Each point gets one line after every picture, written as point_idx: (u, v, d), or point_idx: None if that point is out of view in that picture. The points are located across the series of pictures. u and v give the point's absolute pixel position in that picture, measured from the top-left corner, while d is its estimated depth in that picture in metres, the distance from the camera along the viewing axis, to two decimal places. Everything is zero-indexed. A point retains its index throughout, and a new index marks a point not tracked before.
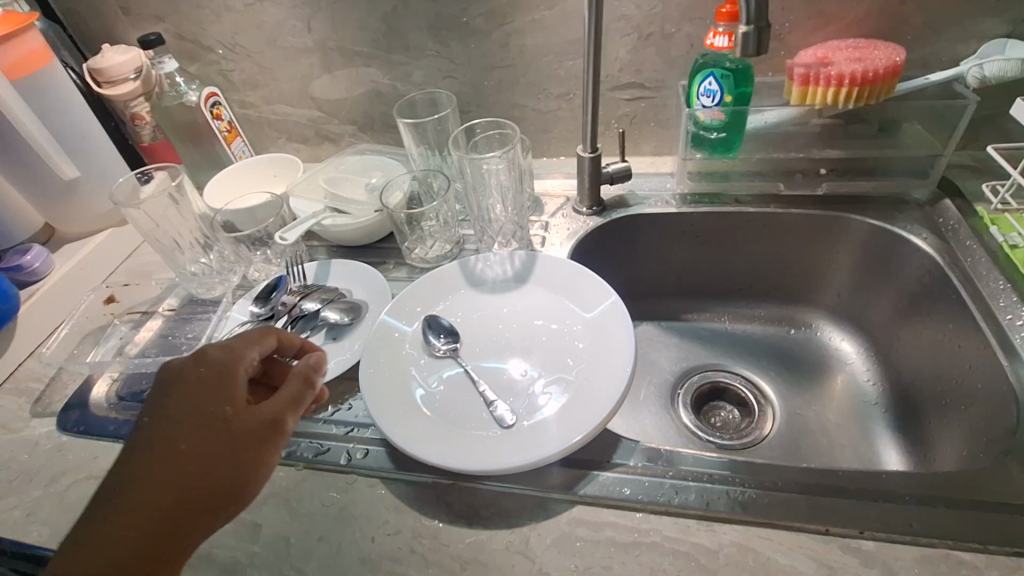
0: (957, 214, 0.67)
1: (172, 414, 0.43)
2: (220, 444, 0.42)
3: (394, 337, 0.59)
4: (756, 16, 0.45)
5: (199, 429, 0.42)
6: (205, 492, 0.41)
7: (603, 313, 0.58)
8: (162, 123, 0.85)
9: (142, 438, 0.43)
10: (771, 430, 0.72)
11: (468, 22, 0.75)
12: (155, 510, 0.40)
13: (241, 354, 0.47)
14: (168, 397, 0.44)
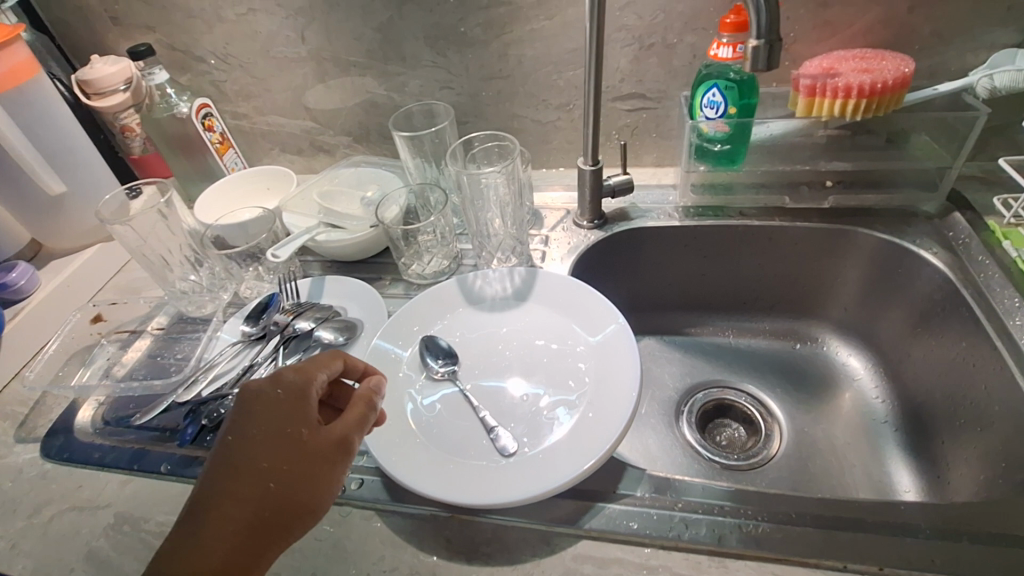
0: (968, 228, 0.65)
1: (243, 433, 0.41)
2: (298, 469, 0.41)
3: (389, 359, 0.57)
4: (767, 31, 0.43)
5: (277, 452, 0.41)
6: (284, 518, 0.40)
7: (608, 333, 0.56)
8: (153, 136, 0.83)
9: (219, 457, 0.41)
10: (778, 449, 0.70)
11: (465, 32, 0.73)
12: (235, 538, 0.38)
13: (309, 371, 0.45)
14: (242, 419, 0.42)
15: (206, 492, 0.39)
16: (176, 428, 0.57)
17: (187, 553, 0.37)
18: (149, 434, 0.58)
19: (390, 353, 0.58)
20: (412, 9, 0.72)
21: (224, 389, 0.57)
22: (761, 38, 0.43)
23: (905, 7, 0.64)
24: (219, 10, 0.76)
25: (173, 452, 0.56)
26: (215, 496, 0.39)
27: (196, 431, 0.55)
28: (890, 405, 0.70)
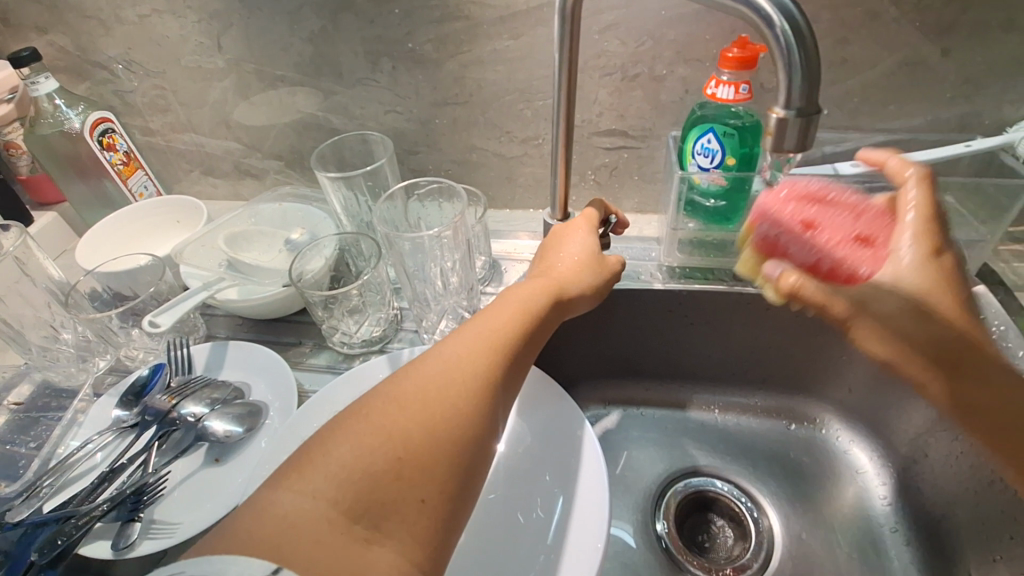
0: (1002, 311, 0.55)
1: (472, 344, 0.37)
2: (487, 354, 0.37)
3: None
4: (803, 100, 0.30)
5: (486, 347, 0.37)
6: (434, 430, 0.32)
7: (573, 448, 0.47)
8: (37, 154, 0.68)
9: (443, 353, 0.36)
10: (773, 560, 0.58)
11: (414, 49, 0.61)
12: (397, 424, 0.32)
13: (537, 294, 0.43)
14: (472, 334, 0.38)
15: (397, 390, 0.34)
16: None
17: (366, 451, 0.30)
18: None
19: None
20: (349, 18, 0.59)
21: (71, 506, 0.44)
22: (793, 109, 0.30)
23: (938, 47, 0.53)
24: (118, 10, 0.63)
25: None
26: (406, 390, 0.34)
27: (23, 568, 0.40)
28: (899, 511, 0.59)
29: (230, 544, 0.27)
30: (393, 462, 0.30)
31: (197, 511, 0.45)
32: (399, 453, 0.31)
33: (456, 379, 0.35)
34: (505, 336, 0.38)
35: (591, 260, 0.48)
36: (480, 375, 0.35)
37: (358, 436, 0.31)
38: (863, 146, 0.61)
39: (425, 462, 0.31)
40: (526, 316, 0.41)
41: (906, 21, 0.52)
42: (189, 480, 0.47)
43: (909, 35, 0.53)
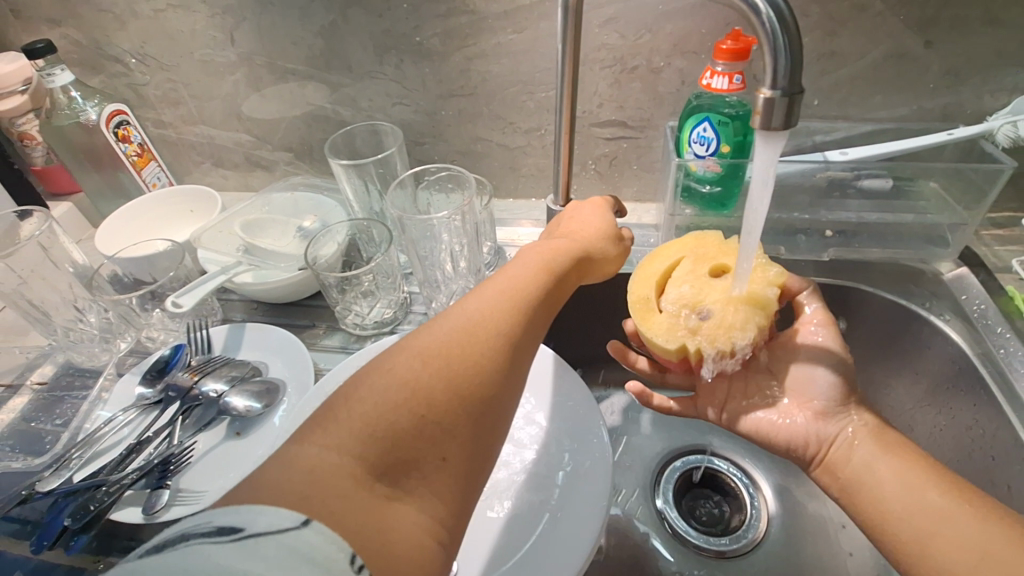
0: (982, 291, 0.58)
1: (493, 300, 0.37)
2: (509, 311, 0.37)
3: None
4: (787, 80, 0.32)
5: (508, 304, 0.37)
6: (459, 383, 0.32)
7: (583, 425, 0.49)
8: (54, 145, 0.70)
9: (466, 309, 0.36)
10: (765, 532, 0.61)
11: (422, 43, 0.63)
12: (422, 377, 0.31)
13: (558, 255, 0.44)
14: (495, 291, 0.38)
15: (421, 345, 0.33)
16: (38, 524, 0.47)
17: (391, 404, 0.30)
18: (12, 527, 0.48)
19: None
20: (359, 12, 0.61)
21: (101, 476, 0.46)
22: (779, 89, 0.32)
23: (921, 40, 0.56)
24: (134, 5, 0.65)
25: (28, 558, 0.46)
26: (430, 345, 0.33)
27: (57, 531, 0.42)
28: None
29: (247, 493, 0.26)
30: (416, 417, 0.30)
31: (220, 480, 0.47)
32: (422, 408, 0.31)
33: (479, 334, 0.34)
34: (526, 291, 0.39)
35: (609, 229, 0.50)
36: (500, 332, 0.35)
37: (382, 389, 0.31)
38: (851, 136, 0.64)
39: (447, 416, 0.31)
40: (549, 274, 0.41)
41: (890, 15, 0.55)
42: (211, 452, 0.49)
43: (893, 28, 0.56)
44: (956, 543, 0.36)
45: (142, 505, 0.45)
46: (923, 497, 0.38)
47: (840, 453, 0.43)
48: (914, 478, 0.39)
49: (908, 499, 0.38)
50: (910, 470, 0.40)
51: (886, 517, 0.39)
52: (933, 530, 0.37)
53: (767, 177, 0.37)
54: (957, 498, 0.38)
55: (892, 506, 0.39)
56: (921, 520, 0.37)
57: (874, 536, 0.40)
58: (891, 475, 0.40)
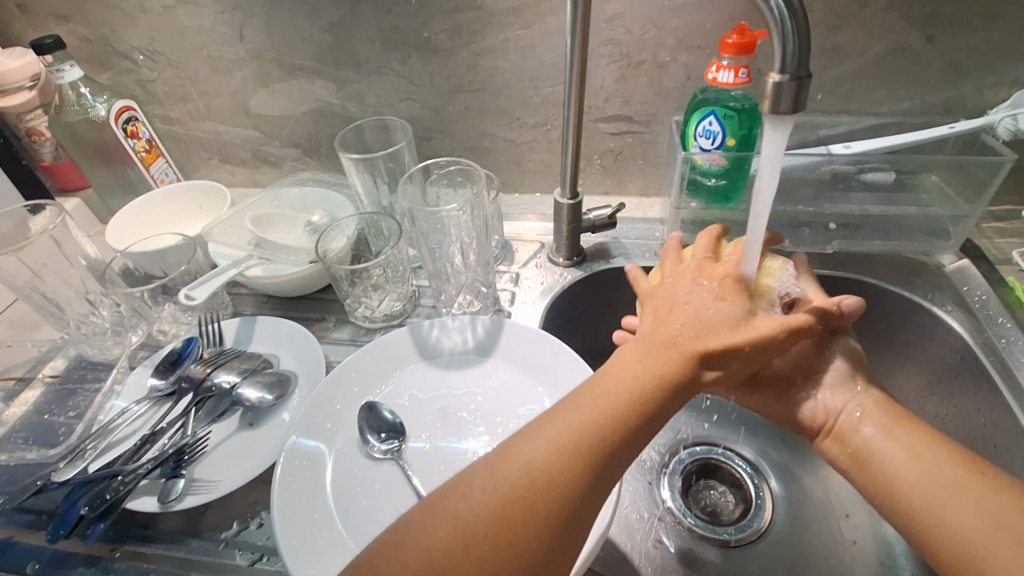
0: (984, 283, 0.59)
1: (572, 434, 0.35)
2: (582, 448, 0.35)
3: (313, 458, 0.47)
4: (795, 64, 0.33)
5: (584, 441, 0.35)
6: (522, 535, 0.33)
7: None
8: (62, 141, 0.71)
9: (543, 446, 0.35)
10: (770, 521, 0.62)
11: (429, 39, 0.64)
12: (484, 529, 0.33)
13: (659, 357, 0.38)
14: (575, 420, 0.36)
15: (490, 491, 0.34)
16: (54, 513, 0.48)
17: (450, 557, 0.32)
18: (27, 517, 0.48)
19: (311, 444, 0.47)
20: (367, 8, 0.62)
21: (116, 466, 0.46)
22: (787, 73, 0.33)
23: (924, 34, 0.57)
24: (143, 1, 0.66)
25: (46, 546, 0.46)
26: (499, 492, 0.34)
27: (74, 520, 0.43)
28: None
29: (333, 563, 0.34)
30: (496, 549, 0.33)
31: (234, 469, 0.47)
32: (499, 547, 0.33)
33: (546, 482, 0.34)
34: (625, 418, 0.36)
35: (738, 320, 0.40)
36: (569, 479, 0.34)
37: (462, 526, 0.33)
38: (854, 129, 0.64)
39: (530, 554, 0.33)
40: (642, 394, 0.36)
41: (894, 10, 0.56)
42: (225, 442, 0.50)
43: (897, 22, 0.56)
44: (964, 511, 0.36)
45: (158, 494, 0.45)
46: (932, 467, 0.38)
47: (848, 426, 0.43)
48: (925, 448, 0.39)
49: (918, 468, 0.39)
50: (920, 442, 0.40)
51: (895, 486, 0.39)
52: (942, 497, 0.37)
53: (774, 170, 0.38)
54: (969, 469, 0.38)
55: (903, 474, 0.39)
56: (929, 488, 0.38)
57: (884, 509, 0.40)
58: (900, 446, 0.40)
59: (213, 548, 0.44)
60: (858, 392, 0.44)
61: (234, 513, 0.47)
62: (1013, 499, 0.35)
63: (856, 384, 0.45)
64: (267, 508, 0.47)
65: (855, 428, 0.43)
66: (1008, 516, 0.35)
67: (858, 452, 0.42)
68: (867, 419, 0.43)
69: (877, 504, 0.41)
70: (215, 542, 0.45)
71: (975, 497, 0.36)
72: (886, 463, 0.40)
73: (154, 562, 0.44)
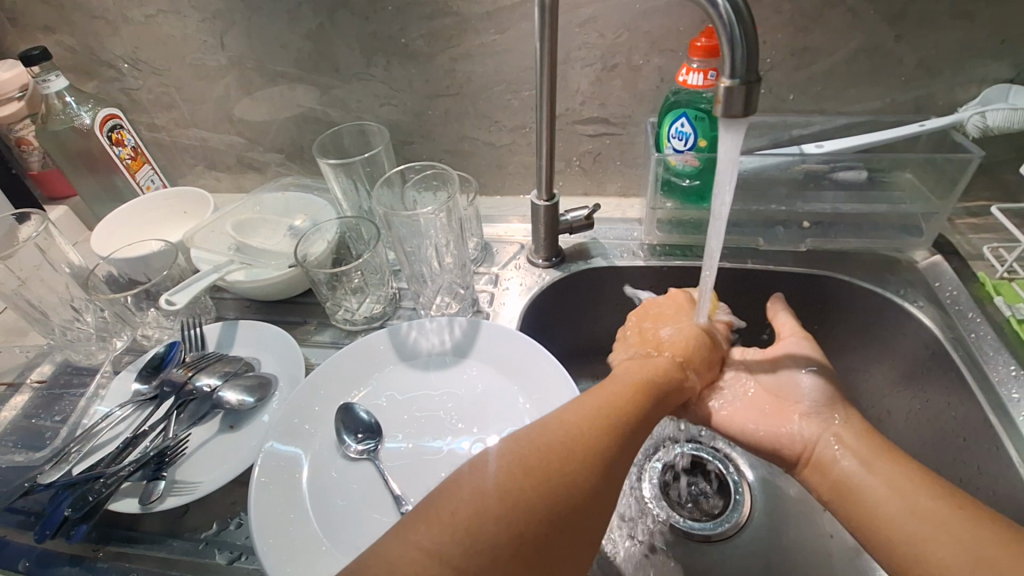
0: (956, 278, 0.60)
1: (601, 403, 0.41)
2: (608, 413, 0.40)
3: (288, 460, 0.47)
4: (744, 69, 0.34)
5: (610, 409, 0.40)
6: (557, 469, 0.35)
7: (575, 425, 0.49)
8: (50, 150, 0.72)
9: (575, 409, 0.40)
10: (748, 515, 0.62)
11: (407, 44, 0.64)
12: (525, 461, 0.36)
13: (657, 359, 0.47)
14: (601, 394, 0.42)
15: (531, 435, 0.38)
16: (41, 514, 0.49)
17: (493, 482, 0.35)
18: (15, 518, 0.50)
19: (289, 446, 0.48)
20: (345, 15, 0.63)
21: (99, 468, 0.48)
22: (736, 78, 0.34)
23: (892, 33, 0.57)
24: (126, 11, 0.67)
25: (35, 545, 0.47)
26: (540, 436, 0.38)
27: (58, 521, 0.44)
28: None
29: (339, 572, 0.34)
30: (540, 481, 0.35)
31: (214, 471, 0.48)
32: (550, 473, 0.35)
33: (579, 433, 0.38)
34: (643, 390, 0.43)
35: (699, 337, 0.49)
36: (597, 434, 0.38)
37: (507, 471, 0.35)
38: (828, 128, 0.65)
39: (561, 492, 0.35)
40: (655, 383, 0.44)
41: (861, 10, 0.56)
42: (206, 444, 0.51)
43: (865, 22, 0.57)
44: (945, 549, 0.35)
45: (140, 496, 0.46)
46: (913, 501, 0.38)
47: (827, 454, 0.43)
48: (906, 481, 0.39)
49: (900, 502, 0.38)
50: (900, 475, 0.39)
51: (877, 523, 0.38)
52: (924, 533, 0.36)
53: (731, 166, 0.39)
54: (951, 503, 0.37)
55: (883, 510, 0.38)
56: (912, 523, 0.37)
57: (867, 541, 0.39)
58: (881, 479, 0.39)
59: (195, 547, 0.45)
60: (837, 422, 0.44)
61: (214, 514, 0.48)
62: (996, 535, 0.34)
63: (833, 412, 0.45)
64: (246, 509, 0.48)
65: (836, 455, 0.42)
66: (991, 554, 0.34)
67: (840, 483, 0.41)
68: (846, 449, 0.42)
69: (861, 538, 0.40)
70: (196, 542, 0.46)
71: (957, 534, 0.35)
72: (869, 496, 0.39)
73: (136, 562, 0.45)
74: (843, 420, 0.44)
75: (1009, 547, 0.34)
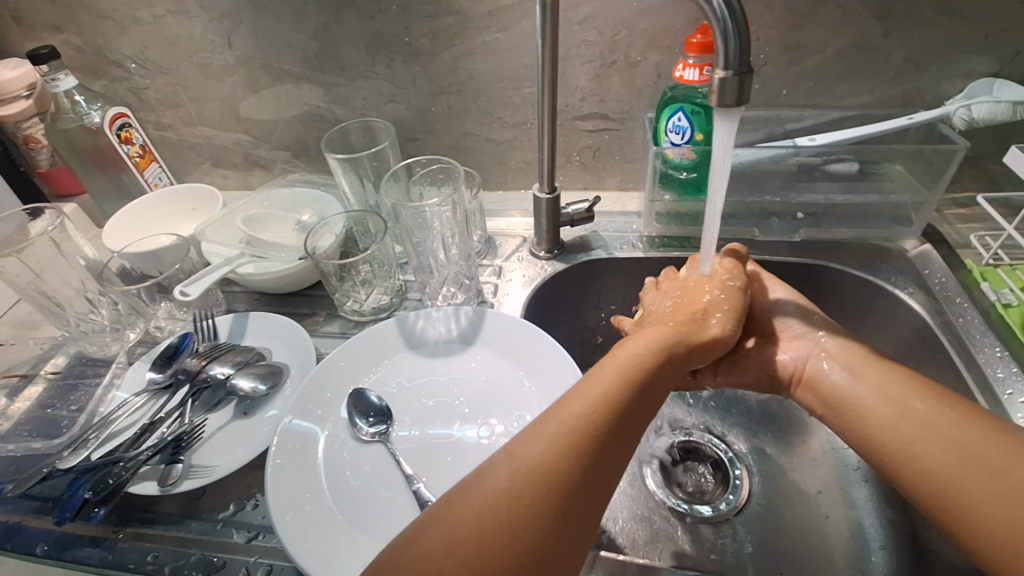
0: (944, 266, 0.62)
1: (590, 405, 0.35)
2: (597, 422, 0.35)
3: (303, 440, 0.49)
4: (737, 61, 0.36)
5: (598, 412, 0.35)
6: (537, 501, 0.32)
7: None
8: (59, 148, 0.73)
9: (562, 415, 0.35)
10: (749, 496, 0.64)
11: (411, 43, 0.66)
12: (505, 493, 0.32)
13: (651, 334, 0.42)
14: (589, 390, 0.37)
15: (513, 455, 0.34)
16: (58, 499, 0.50)
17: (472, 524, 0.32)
18: (32, 505, 0.51)
19: (305, 426, 0.50)
20: (350, 14, 0.65)
21: (117, 453, 0.49)
22: (731, 69, 0.36)
23: (881, 30, 0.60)
24: (134, 11, 0.68)
25: (53, 530, 0.48)
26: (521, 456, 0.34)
27: (77, 504, 0.45)
28: None
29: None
30: (520, 518, 0.31)
31: (230, 455, 0.50)
32: (530, 506, 0.32)
33: (562, 451, 0.33)
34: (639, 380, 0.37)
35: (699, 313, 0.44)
36: (585, 450, 0.34)
37: (485, 513, 0.32)
38: (820, 123, 0.67)
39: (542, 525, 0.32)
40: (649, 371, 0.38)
41: (850, 8, 0.59)
42: (221, 430, 0.52)
43: (855, 19, 0.59)
44: (934, 449, 0.37)
45: (159, 478, 0.48)
46: (903, 407, 0.40)
47: (816, 371, 0.46)
48: (895, 387, 0.41)
49: (892, 410, 0.40)
50: (889, 381, 0.42)
51: (870, 429, 0.41)
52: (914, 436, 0.38)
53: (727, 155, 0.42)
54: (941, 405, 0.39)
55: (873, 416, 0.41)
56: (904, 428, 0.39)
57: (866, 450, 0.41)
58: (870, 389, 0.42)
59: (212, 527, 0.47)
60: (823, 341, 0.47)
61: (230, 496, 0.49)
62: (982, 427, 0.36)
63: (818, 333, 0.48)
64: (261, 490, 0.49)
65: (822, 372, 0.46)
66: (975, 444, 0.36)
67: (830, 397, 0.44)
68: (835, 364, 0.45)
69: (847, 440, 0.43)
70: (214, 522, 0.47)
71: (945, 431, 0.37)
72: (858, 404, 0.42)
73: (156, 541, 0.46)
74: (829, 340, 0.47)
75: (997, 441, 0.35)
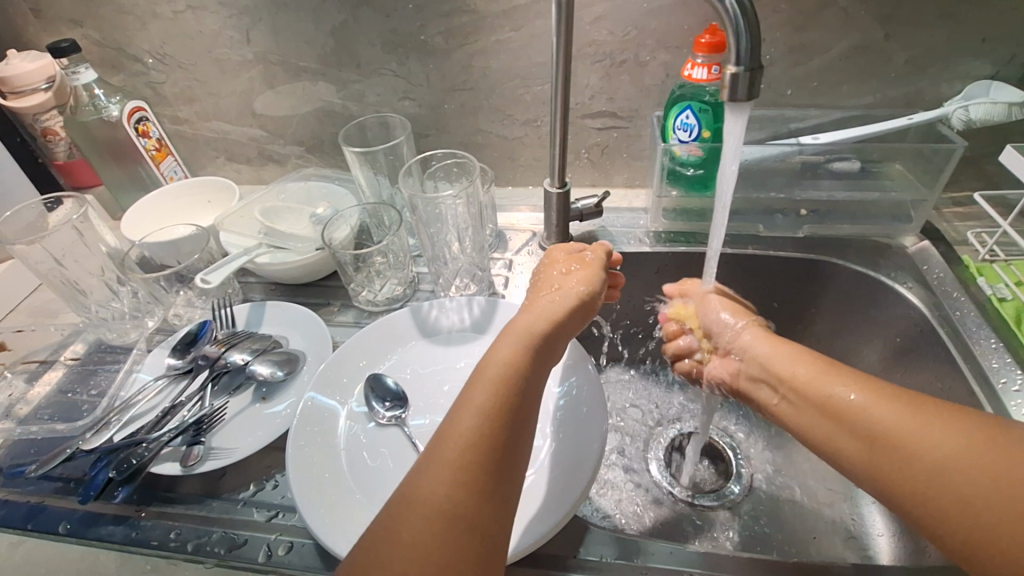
0: (942, 262, 0.64)
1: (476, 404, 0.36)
2: (491, 417, 0.35)
3: (321, 421, 0.51)
4: (748, 57, 0.38)
5: (490, 405, 0.36)
6: (456, 513, 0.31)
7: (590, 392, 0.53)
8: (79, 140, 0.75)
9: (451, 423, 0.35)
10: (751, 486, 0.65)
11: (426, 41, 0.68)
12: (425, 514, 0.31)
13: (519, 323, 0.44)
14: (471, 391, 0.37)
15: (416, 478, 0.33)
16: (80, 480, 0.52)
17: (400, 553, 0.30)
18: (54, 486, 0.52)
19: (325, 408, 0.52)
20: (368, 13, 0.66)
21: (139, 435, 0.50)
22: (742, 65, 0.38)
23: (883, 33, 0.62)
24: (154, 6, 0.70)
25: (75, 509, 0.49)
26: (425, 476, 0.33)
27: (102, 483, 0.47)
28: None
29: None
30: (446, 534, 0.31)
31: (250, 437, 0.51)
32: (451, 516, 0.31)
33: (467, 455, 0.33)
34: (514, 368, 0.39)
35: (571, 302, 0.47)
36: (490, 448, 0.34)
37: (410, 541, 0.30)
38: (823, 122, 0.69)
39: (466, 533, 0.31)
40: (525, 356, 0.40)
41: (854, 11, 0.60)
42: (240, 414, 0.54)
43: (858, 21, 0.61)
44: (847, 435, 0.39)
45: (180, 459, 0.49)
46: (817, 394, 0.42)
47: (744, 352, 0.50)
48: (810, 377, 0.43)
49: (807, 400, 0.42)
50: (801, 366, 0.44)
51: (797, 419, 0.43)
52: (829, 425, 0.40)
53: (737, 149, 0.43)
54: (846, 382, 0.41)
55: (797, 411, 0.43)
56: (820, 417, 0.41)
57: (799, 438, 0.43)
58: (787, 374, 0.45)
59: (234, 507, 0.48)
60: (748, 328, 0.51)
61: (250, 476, 0.51)
62: (889, 403, 0.38)
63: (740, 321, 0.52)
64: (281, 471, 0.51)
65: (752, 354, 0.49)
66: (886, 421, 0.37)
67: (764, 394, 0.47)
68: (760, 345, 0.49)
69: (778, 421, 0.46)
70: (235, 501, 0.48)
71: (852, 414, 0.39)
72: (791, 400, 0.44)
73: (177, 519, 0.47)
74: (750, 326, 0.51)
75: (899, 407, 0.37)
